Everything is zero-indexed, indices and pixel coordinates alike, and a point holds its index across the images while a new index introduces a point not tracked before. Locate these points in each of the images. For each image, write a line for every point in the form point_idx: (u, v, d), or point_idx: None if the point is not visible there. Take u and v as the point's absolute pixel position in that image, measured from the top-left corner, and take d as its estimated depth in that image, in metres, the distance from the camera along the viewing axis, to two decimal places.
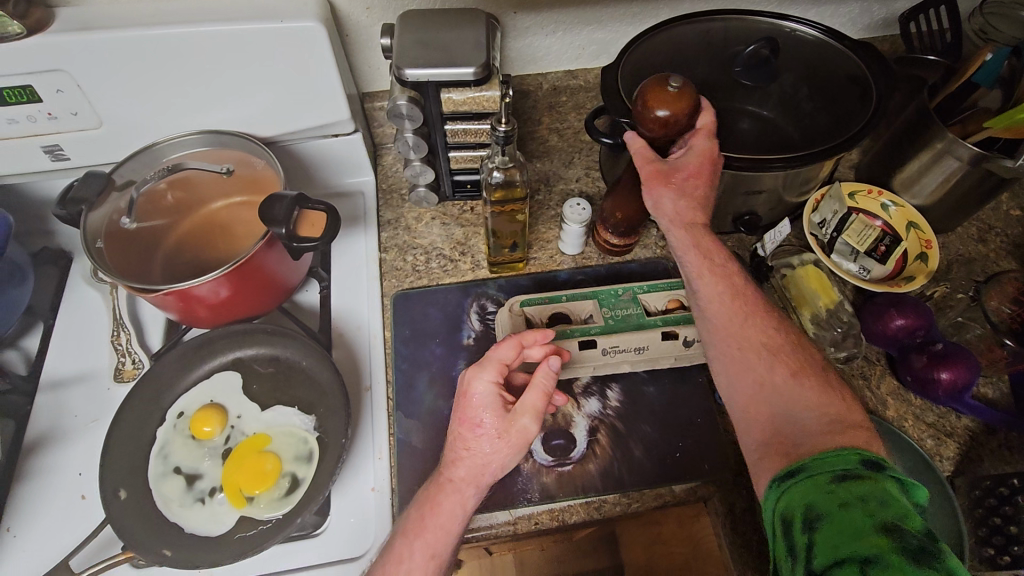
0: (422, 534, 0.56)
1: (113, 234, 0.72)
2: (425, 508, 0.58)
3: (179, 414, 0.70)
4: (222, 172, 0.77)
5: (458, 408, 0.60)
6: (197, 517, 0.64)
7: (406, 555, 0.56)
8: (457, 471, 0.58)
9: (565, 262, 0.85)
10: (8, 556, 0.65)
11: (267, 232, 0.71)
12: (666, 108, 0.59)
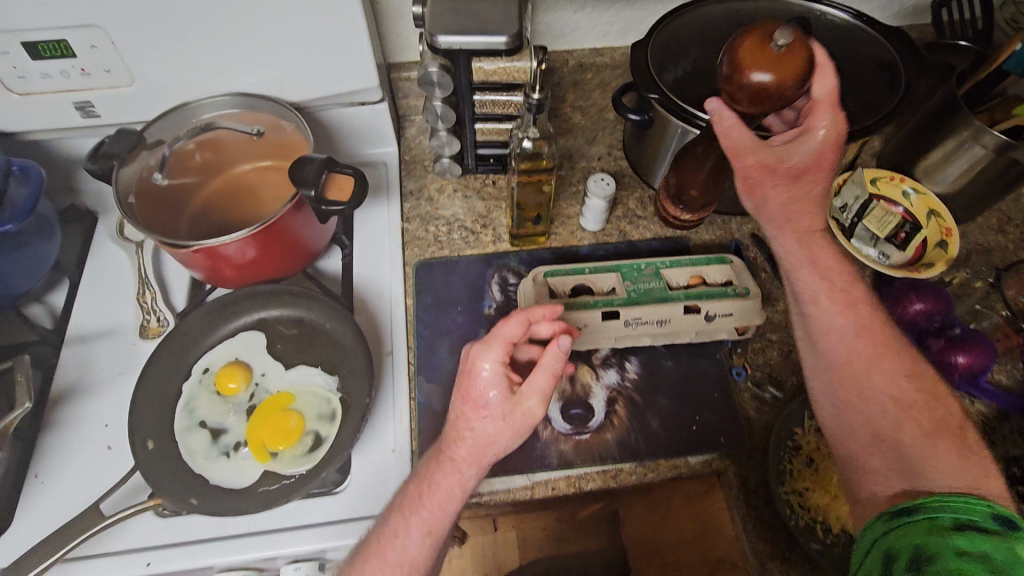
0: (418, 511, 0.57)
1: (144, 191, 0.73)
2: (422, 486, 0.58)
3: (204, 370, 0.71)
4: (252, 134, 0.79)
5: (461, 385, 0.59)
6: (222, 469, 0.65)
7: (402, 530, 0.57)
8: (457, 451, 0.58)
9: (587, 237, 0.86)
10: (36, 501, 0.67)
11: (295, 195, 0.72)
12: (767, 71, 0.56)
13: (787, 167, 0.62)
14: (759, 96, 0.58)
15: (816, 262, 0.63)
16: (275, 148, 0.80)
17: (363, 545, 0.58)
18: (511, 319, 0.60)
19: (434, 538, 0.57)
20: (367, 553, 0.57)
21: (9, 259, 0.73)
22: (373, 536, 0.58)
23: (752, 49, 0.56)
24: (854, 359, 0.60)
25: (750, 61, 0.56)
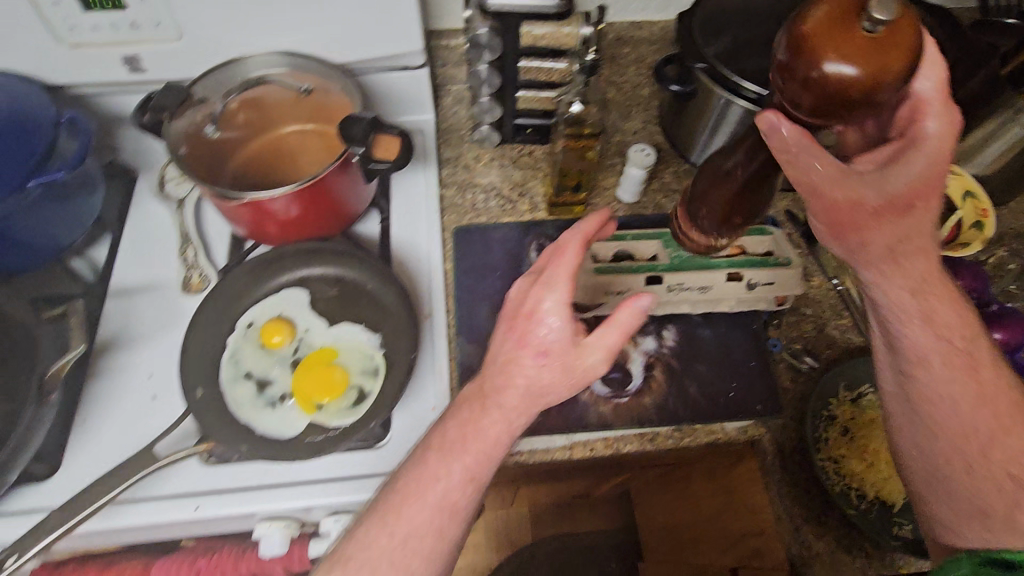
0: (461, 455, 0.58)
1: (194, 141, 0.75)
2: (466, 430, 0.58)
3: (248, 324, 0.72)
4: (300, 92, 0.79)
5: (518, 327, 0.58)
6: (268, 419, 0.66)
7: (445, 473, 0.57)
8: (506, 396, 0.58)
9: (622, 209, 0.86)
10: (83, 446, 0.68)
11: (342, 154, 0.71)
12: (850, 60, 0.39)
13: (886, 203, 0.50)
14: (828, 99, 0.41)
15: (934, 320, 0.56)
16: (317, 111, 0.81)
17: (396, 482, 0.58)
18: (568, 256, 0.58)
19: (475, 482, 0.58)
20: (404, 493, 0.57)
21: (55, 210, 0.73)
22: (409, 475, 0.58)
23: (829, 25, 0.39)
24: (972, 430, 0.56)
25: (827, 42, 0.39)
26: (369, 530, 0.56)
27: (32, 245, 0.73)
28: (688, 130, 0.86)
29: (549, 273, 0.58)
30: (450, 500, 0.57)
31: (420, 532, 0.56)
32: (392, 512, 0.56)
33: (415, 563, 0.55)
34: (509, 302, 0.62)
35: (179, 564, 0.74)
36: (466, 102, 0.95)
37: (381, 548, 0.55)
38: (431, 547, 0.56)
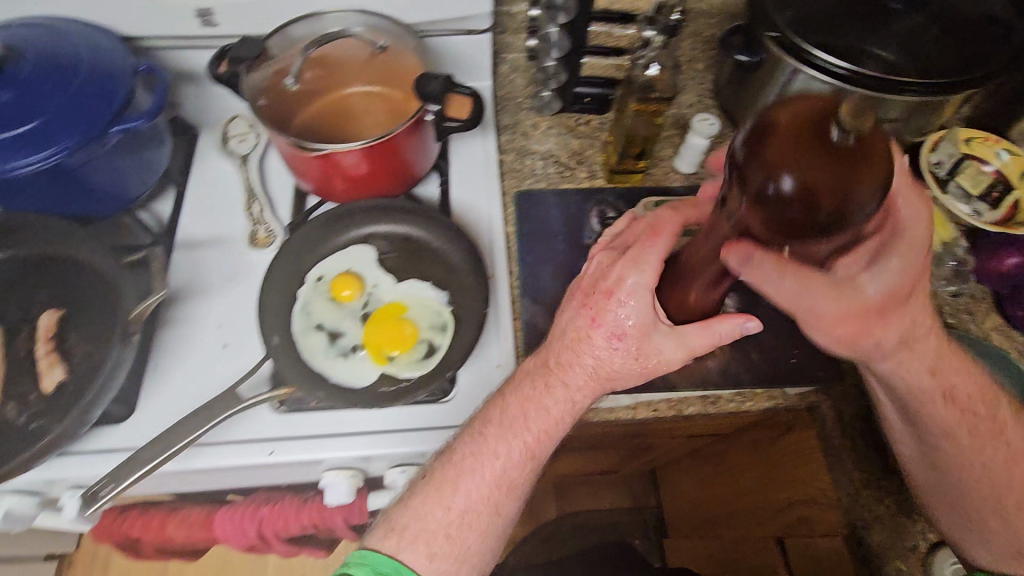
0: (520, 433, 0.60)
1: (271, 95, 0.76)
2: (526, 409, 0.61)
3: (318, 278, 0.73)
4: (375, 48, 0.78)
5: (595, 302, 0.60)
6: (342, 368, 0.68)
7: (502, 451, 0.60)
8: (570, 374, 0.61)
9: (679, 179, 0.86)
10: (158, 391, 0.69)
11: (416, 113, 0.72)
12: (797, 175, 0.41)
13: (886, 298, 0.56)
14: (784, 214, 0.43)
15: (948, 385, 0.61)
16: (389, 73, 0.81)
17: (449, 458, 0.60)
18: (658, 241, 0.60)
19: (530, 462, 0.60)
20: (460, 468, 0.59)
21: (127, 160, 0.74)
22: (463, 452, 0.60)
23: (788, 142, 0.42)
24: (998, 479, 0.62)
25: (782, 157, 0.42)
26: (422, 504, 0.59)
27: (104, 194, 0.74)
28: (749, 102, 0.86)
29: (640, 251, 0.60)
30: (507, 479, 0.59)
31: (474, 509, 0.58)
32: (449, 486, 0.59)
33: (470, 539, 0.58)
34: (586, 274, 0.64)
35: (242, 512, 0.76)
36: (523, 71, 0.94)
37: (438, 524, 0.58)
38: (486, 522, 0.59)
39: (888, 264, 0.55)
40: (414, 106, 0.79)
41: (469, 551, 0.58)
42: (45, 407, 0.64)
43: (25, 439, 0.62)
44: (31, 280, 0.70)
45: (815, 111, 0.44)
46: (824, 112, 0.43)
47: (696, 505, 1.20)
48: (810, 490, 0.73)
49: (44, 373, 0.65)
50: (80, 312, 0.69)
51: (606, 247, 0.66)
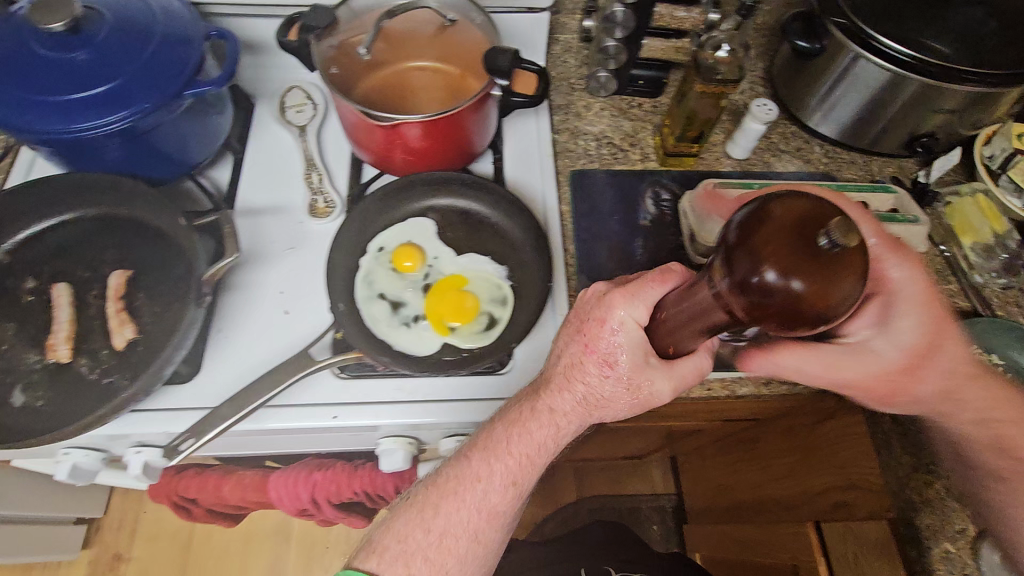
0: (499, 460, 0.62)
1: (338, 61, 0.77)
2: (512, 437, 0.62)
3: (380, 248, 0.74)
4: (444, 22, 0.79)
5: (586, 331, 0.58)
6: (405, 337, 0.69)
7: (482, 476, 0.62)
8: (549, 400, 0.62)
9: (731, 164, 0.87)
10: (222, 353, 0.70)
11: (482, 88, 0.72)
12: (794, 272, 0.37)
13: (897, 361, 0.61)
14: (774, 311, 0.39)
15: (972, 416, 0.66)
16: (453, 48, 0.81)
17: (436, 481, 0.65)
18: (664, 275, 0.55)
19: (507, 487, 0.63)
20: (445, 491, 0.63)
21: (195, 126, 0.74)
22: (449, 476, 0.64)
23: (784, 244, 0.38)
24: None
25: (772, 253, 0.38)
26: (407, 525, 0.63)
27: (171, 159, 0.74)
28: (804, 89, 0.86)
29: (639, 286, 0.55)
30: (482, 502, 0.62)
31: (451, 532, 0.62)
32: (430, 507, 0.63)
33: (447, 561, 0.62)
34: (580, 304, 0.62)
35: (295, 477, 0.78)
36: (575, 52, 0.94)
37: (417, 544, 0.62)
38: (461, 545, 0.62)
39: (897, 326, 0.61)
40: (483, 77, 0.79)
41: (447, 568, 0.62)
42: (116, 364, 0.65)
43: (99, 394, 0.63)
44: (101, 240, 0.72)
45: (811, 209, 0.39)
46: (822, 213, 0.39)
47: (717, 494, 1.21)
48: (851, 475, 0.74)
49: (116, 331, 0.66)
50: (148, 273, 0.70)
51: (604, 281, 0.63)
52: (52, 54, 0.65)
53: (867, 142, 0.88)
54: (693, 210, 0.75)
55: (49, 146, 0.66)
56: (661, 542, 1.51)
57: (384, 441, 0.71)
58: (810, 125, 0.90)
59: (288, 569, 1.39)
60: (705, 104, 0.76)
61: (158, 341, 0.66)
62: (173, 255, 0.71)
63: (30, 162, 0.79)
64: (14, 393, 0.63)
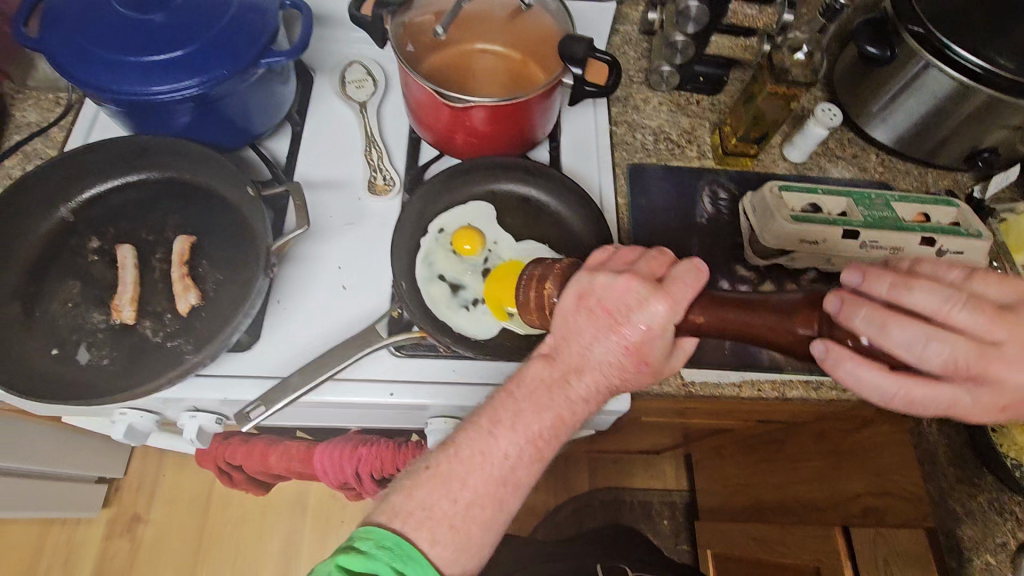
0: (530, 435, 0.55)
1: (411, 36, 0.77)
2: (546, 419, 0.55)
3: (440, 230, 0.74)
4: (522, 4, 0.77)
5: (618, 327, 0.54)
6: (464, 319, 0.70)
7: (509, 452, 0.54)
8: (576, 386, 0.56)
9: (788, 168, 0.87)
10: (280, 322, 0.70)
11: (552, 79, 0.71)
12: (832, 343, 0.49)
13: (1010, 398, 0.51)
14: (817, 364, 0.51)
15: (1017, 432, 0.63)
16: (523, 35, 0.80)
17: (454, 450, 0.55)
18: (693, 279, 0.53)
19: (535, 460, 0.56)
20: (468, 462, 0.54)
21: (261, 97, 0.73)
22: (470, 447, 0.55)
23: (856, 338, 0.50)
24: None
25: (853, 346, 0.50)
26: (427, 491, 0.53)
27: (236, 128, 0.74)
28: (865, 97, 0.86)
29: (677, 287, 0.52)
30: (510, 473, 0.54)
31: (481, 501, 0.53)
32: (454, 474, 0.54)
33: (474, 531, 0.53)
34: (607, 300, 0.54)
35: (341, 450, 0.80)
36: (635, 44, 0.93)
37: (445, 512, 0.52)
38: (489, 517, 0.54)
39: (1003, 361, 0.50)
40: (556, 63, 0.77)
41: (474, 541, 0.53)
42: (180, 328, 0.66)
43: (163, 357, 0.64)
44: (165, 205, 0.72)
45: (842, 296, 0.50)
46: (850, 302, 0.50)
47: (732, 496, 1.21)
48: (885, 482, 0.74)
49: (180, 296, 0.66)
50: (211, 240, 0.71)
51: (621, 272, 0.55)
52: (130, 14, 0.65)
53: (924, 154, 0.87)
54: (755, 209, 0.75)
55: (119, 106, 0.66)
56: (671, 537, 1.50)
57: (432, 422, 0.71)
58: (868, 132, 0.89)
59: (306, 537, 1.36)
60: (774, 104, 0.76)
61: (222, 308, 0.67)
62: (236, 223, 0.71)
63: (91, 123, 0.79)
64: (79, 351, 0.64)
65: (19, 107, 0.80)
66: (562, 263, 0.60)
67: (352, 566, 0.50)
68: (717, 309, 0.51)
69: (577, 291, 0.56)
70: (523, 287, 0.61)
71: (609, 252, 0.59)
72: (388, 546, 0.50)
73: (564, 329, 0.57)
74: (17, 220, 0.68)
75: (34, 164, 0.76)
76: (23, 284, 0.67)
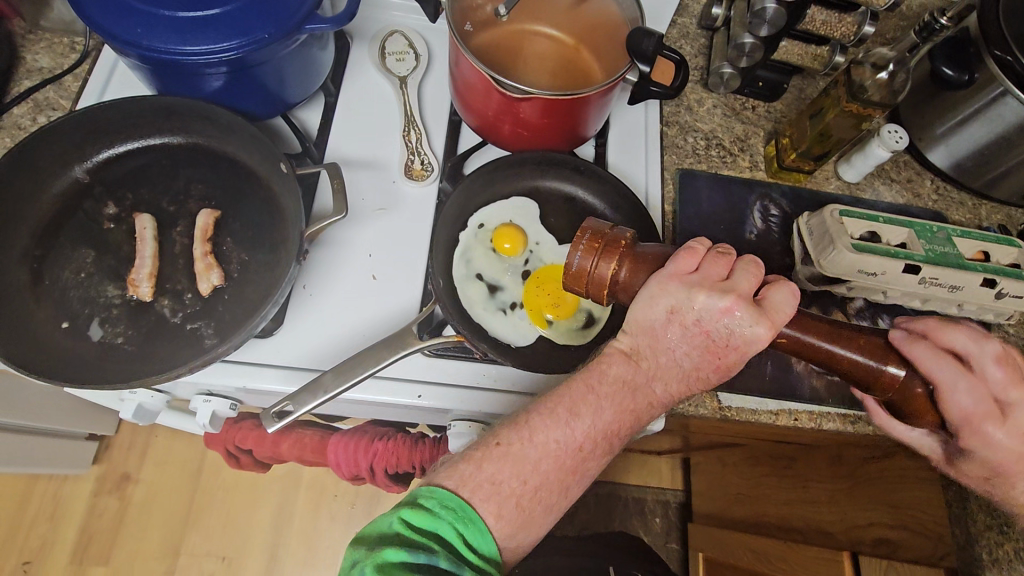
0: (608, 429, 0.54)
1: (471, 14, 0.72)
2: (625, 420, 0.54)
3: (480, 226, 0.71)
4: None
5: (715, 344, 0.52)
6: (501, 324, 0.67)
7: (584, 442, 0.53)
8: (660, 391, 0.55)
9: (841, 186, 0.83)
10: (305, 308, 0.66)
11: (610, 78, 0.64)
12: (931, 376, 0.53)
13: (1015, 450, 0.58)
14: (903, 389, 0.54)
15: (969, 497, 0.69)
16: (592, 27, 0.74)
17: (528, 432, 0.53)
18: (784, 298, 0.52)
19: (604, 454, 0.55)
20: (541, 447, 0.52)
21: (299, 65, 0.68)
22: (546, 434, 0.53)
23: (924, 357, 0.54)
24: None
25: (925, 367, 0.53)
26: (498, 465, 0.51)
27: (269, 95, 0.68)
28: (928, 119, 0.81)
29: (778, 307, 0.51)
30: (581, 463, 0.53)
31: (548, 485, 0.52)
32: (526, 456, 0.52)
33: (539, 510, 0.52)
34: (705, 321, 0.52)
35: (357, 442, 0.80)
36: (692, 38, 0.88)
37: (513, 489, 0.51)
38: (552, 501, 0.52)
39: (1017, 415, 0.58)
40: (620, 66, 0.71)
41: (534, 521, 0.52)
42: (202, 309, 0.62)
43: (182, 339, 0.60)
44: (188, 173, 0.68)
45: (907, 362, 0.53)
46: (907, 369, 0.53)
47: (726, 506, 1.17)
48: (903, 516, 0.71)
49: (202, 275, 0.62)
50: (236, 217, 0.66)
51: (721, 291, 0.52)
52: None
53: (982, 183, 0.83)
54: (812, 232, 0.71)
55: (146, 64, 0.60)
56: (661, 537, 1.39)
57: (455, 424, 0.66)
58: (927, 156, 0.85)
59: (296, 512, 1.33)
60: (844, 123, 0.72)
61: (246, 294, 0.63)
62: (267, 200, 0.67)
63: (106, 78, 0.73)
64: (92, 327, 0.60)
65: (29, 50, 0.73)
66: (627, 239, 0.55)
67: (414, 520, 0.48)
68: (806, 337, 0.51)
69: (671, 304, 0.52)
70: (579, 253, 0.54)
71: (696, 256, 0.54)
72: (450, 507, 0.49)
73: (649, 336, 0.54)
74: (29, 176, 0.63)
75: (45, 114, 0.70)
76: (33, 247, 0.62)
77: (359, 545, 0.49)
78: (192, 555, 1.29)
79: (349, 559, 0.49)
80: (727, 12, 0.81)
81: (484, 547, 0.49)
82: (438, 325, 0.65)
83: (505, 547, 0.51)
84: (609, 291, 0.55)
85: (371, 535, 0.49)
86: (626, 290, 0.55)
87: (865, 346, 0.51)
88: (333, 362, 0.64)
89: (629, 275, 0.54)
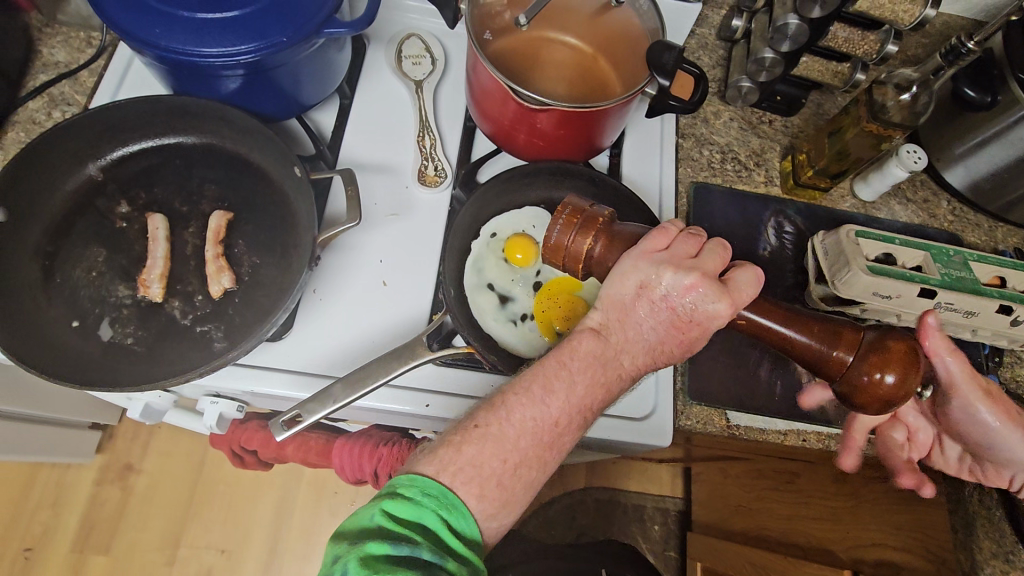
0: (580, 407, 0.52)
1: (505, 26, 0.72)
2: (597, 394, 0.53)
3: (492, 234, 0.71)
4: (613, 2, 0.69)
5: (675, 323, 0.53)
6: (510, 334, 0.67)
7: (560, 417, 0.52)
8: (628, 364, 0.54)
9: (856, 204, 0.82)
10: (315, 313, 0.66)
11: (629, 92, 0.64)
12: (891, 372, 0.50)
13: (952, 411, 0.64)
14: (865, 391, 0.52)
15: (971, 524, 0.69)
16: (610, 37, 0.73)
17: (505, 413, 0.52)
18: (742, 274, 0.53)
19: (581, 428, 0.53)
20: (519, 425, 0.51)
21: (317, 68, 0.67)
22: (522, 414, 0.51)
23: (891, 353, 0.51)
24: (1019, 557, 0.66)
25: (889, 364, 0.50)
26: (478, 448, 0.50)
27: (284, 97, 0.68)
28: (947, 140, 0.80)
29: (737, 285, 0.52)
30: (557, 438, 0.52)
31: (528, 461, 0.51)
32: (506, 435, 0.51)
33: (519, 490, 0.51)
34: (670, 297, 0.52)
35: (361, 446, 0.81)
36: (711, 50, 0.87)
37: (493, 471, 0.50)
38: (533, 478, 0.52)
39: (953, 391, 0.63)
40: (640, 78, 0.70)
41: (517, 500, 0.51)
42: (213, 312, 0.61)
43: (191, 341, 0.60)
44: (202, 174, 0.68)
45: (862, 354, 0.51)
46: (860, 358, 0.51)
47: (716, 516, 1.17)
48: (907, 540, 0.68)
49: (213, 278, 0.61)
50: (249, 219, 0.66)
51: (687, 269, 0.52)
52: None
53: (999, 206, 0.82)
54: (827, 252, 0.71)
55: (162, 64, 0.60)
56: (659, 544, 1.37)
57: None
58: (945, 177, 0.84)
59: (296, 509, 1.34)
60: (862, 142, 0.71)
61: (258, 297, 0.62)
62: (279, 203, 0.66)
63: (122, 74, 0.73)
64: (102, 327, 0.60)
65: (46, 44, 0.73)
66: (604, 216, 0.55)
67: (396, 511, 0.47)
68: (763, 319, 0.52)
69: (639, 280, 0.52)
70: (557, 227, 0.55)
71: (667, 236, 0.54)
72: (434, 495, 0.48)
73: (619, 310, 0.54)
74: (45, 172, 0.63)
75: (60, 109, 0.70)
76: (45, 243, 0.62)
77: (342, 539, 0.48)
78: (193, 547, 1.29)
79: (331, 555, 0.48)
80: (747, 24, 0.80)
81: (467, 530, 0.49)
82: (448, 335, 0.64)
83: (486, 529, 0.50)
84: (585, 266, 0.55)
85: (353, 528, 0.48)
86: (600, 265, 0.55)
87: (817, 331, 0.52)
88: (345, 369, 0.64)
89: (603, 251, 0.54)
